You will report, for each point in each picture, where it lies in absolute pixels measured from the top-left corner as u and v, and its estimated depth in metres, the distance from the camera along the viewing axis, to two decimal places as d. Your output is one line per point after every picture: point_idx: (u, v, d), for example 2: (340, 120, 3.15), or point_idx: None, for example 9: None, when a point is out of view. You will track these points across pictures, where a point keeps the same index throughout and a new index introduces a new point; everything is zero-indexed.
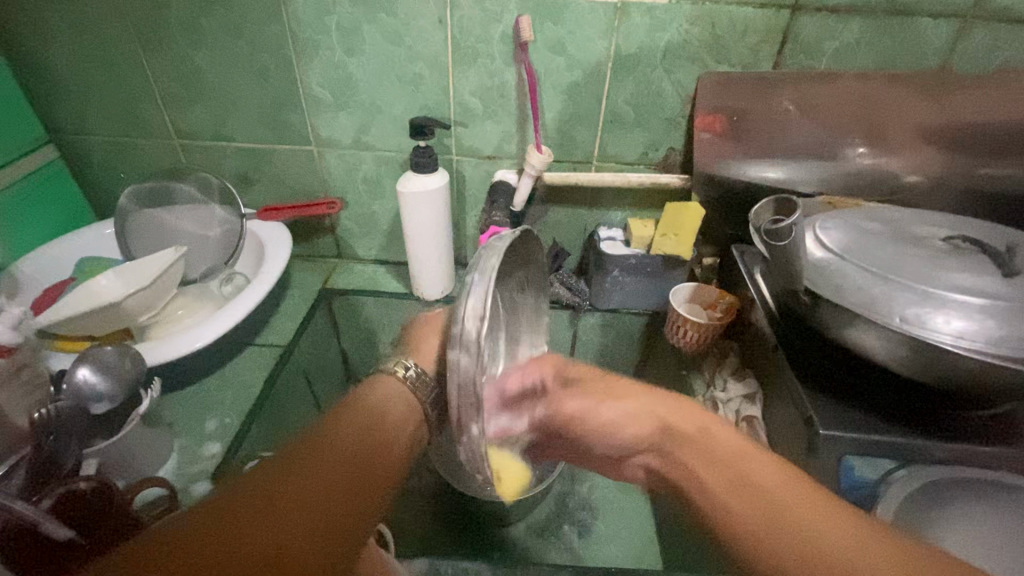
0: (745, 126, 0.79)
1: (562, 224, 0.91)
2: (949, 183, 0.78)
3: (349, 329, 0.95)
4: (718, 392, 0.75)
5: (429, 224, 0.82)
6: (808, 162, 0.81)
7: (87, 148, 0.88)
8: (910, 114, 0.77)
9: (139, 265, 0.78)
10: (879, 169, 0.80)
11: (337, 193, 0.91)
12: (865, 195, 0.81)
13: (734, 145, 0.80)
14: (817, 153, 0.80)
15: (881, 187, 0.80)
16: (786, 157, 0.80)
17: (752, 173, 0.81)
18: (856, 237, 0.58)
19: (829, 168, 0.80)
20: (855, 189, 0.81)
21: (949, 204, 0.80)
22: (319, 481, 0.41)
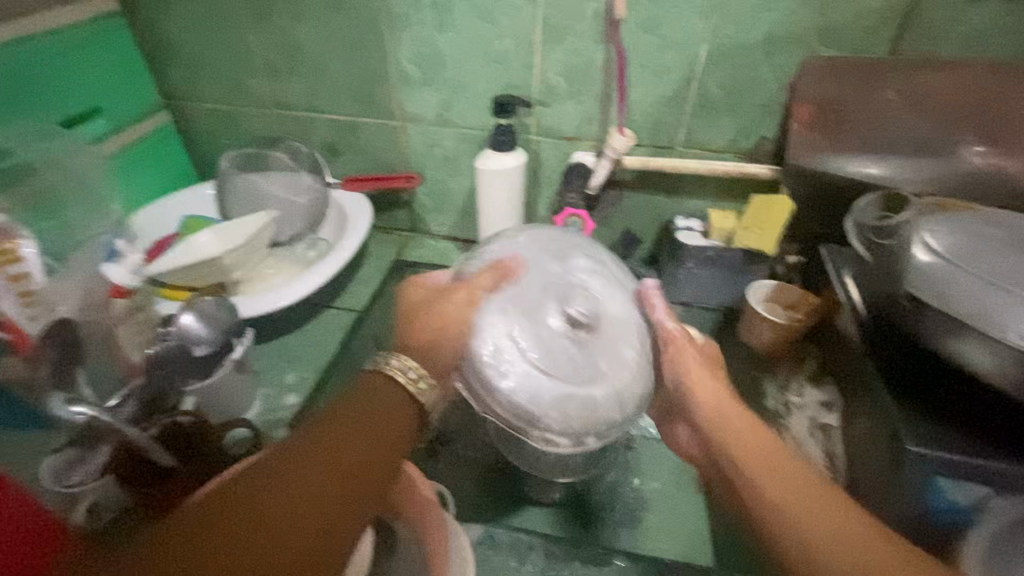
0: (847, 117, 0.72)
1: (636, 211, 0.88)
2: None
3: None
4: (792, 397, 0.72)
5: (503, 201, 0.82)
6: (915, 158, 0.71)
7: (194, 114, 0.95)
8: None
9: (234, 226, 0.84)
10: (1002, 171, 0.69)
11: (416, 168, 0.93)
12: (985, 198, 0.69)
13: (832, 137, 0.73)
14: (926, 150, 0.71)
15: (1005, 190, 0.69)
16: (890, 152, 0.72)
17: (851, 168, 0.73)
18: (973, 238, 0.53)
19: (939, 166, 0.71)
20: (972, 191, 0.70)
21: None
22: (255, 530, 0.39)
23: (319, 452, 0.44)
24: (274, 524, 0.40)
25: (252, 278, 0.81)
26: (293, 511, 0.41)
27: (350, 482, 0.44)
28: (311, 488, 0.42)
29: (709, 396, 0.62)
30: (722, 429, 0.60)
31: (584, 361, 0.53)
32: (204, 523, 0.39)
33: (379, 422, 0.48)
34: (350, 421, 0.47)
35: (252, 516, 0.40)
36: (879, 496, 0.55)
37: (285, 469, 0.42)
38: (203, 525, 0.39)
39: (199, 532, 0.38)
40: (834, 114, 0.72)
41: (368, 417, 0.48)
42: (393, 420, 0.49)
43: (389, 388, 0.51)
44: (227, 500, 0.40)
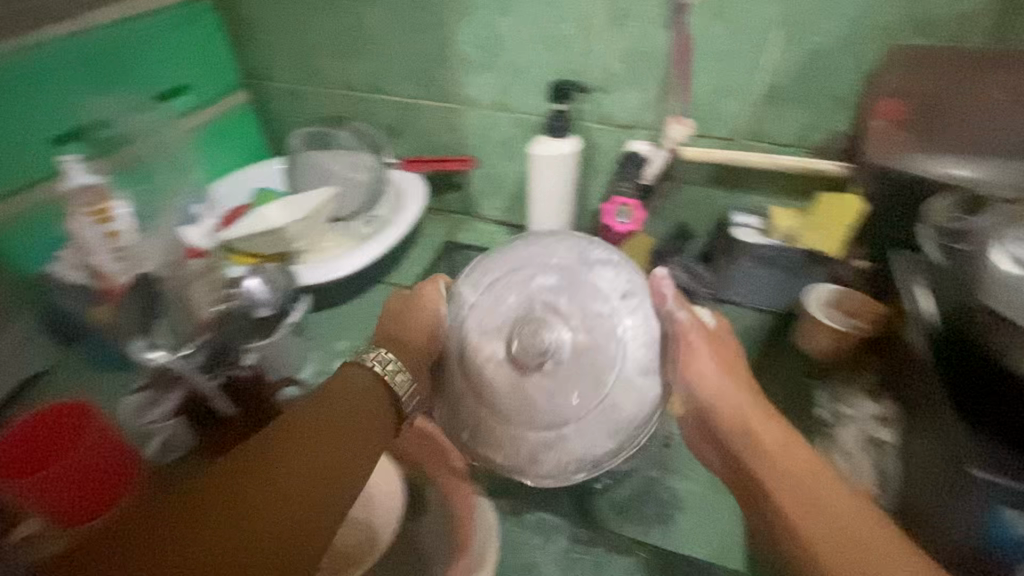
0: (939, 111, 0.67)
1: (693, 205, 0.85)
2: None
3: None
4: (844, 407, 0.68)
5: (555, 187, 0.82)
6: (1010, 161, 0.65)
7: (270, 92, 1.01)
8: None
9: (300, 199, 0.88)
10: None
11: (472, 152, 0.95)
12: None
13: (920, 133, 0.67)
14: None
15: None
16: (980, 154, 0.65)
17: (937, 168, 0.66)
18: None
19: None
20: None
21: None
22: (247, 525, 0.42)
23: (294, 441, 0.48)
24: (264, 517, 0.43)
25: (314, 249, 0.86)
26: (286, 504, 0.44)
27: (338, 476, 0.47)
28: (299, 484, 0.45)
29: (724, 398, 0.64)
30: (756, 449, 0.60)
31: (534, 393, 0.54)
32: (204, 517, 0.42)
33: (353, 415, 0.52)
34: (330, 418, 0.51)
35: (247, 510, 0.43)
36: (933, 518, 0.52)
37: (278, 466, 0.46)
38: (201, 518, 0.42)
39: (191, 524, 0.42)
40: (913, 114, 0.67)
41: (350, 415, 0.52)
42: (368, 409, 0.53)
43: (358, 378, 0.55)
44: (220, 492, 0.44)
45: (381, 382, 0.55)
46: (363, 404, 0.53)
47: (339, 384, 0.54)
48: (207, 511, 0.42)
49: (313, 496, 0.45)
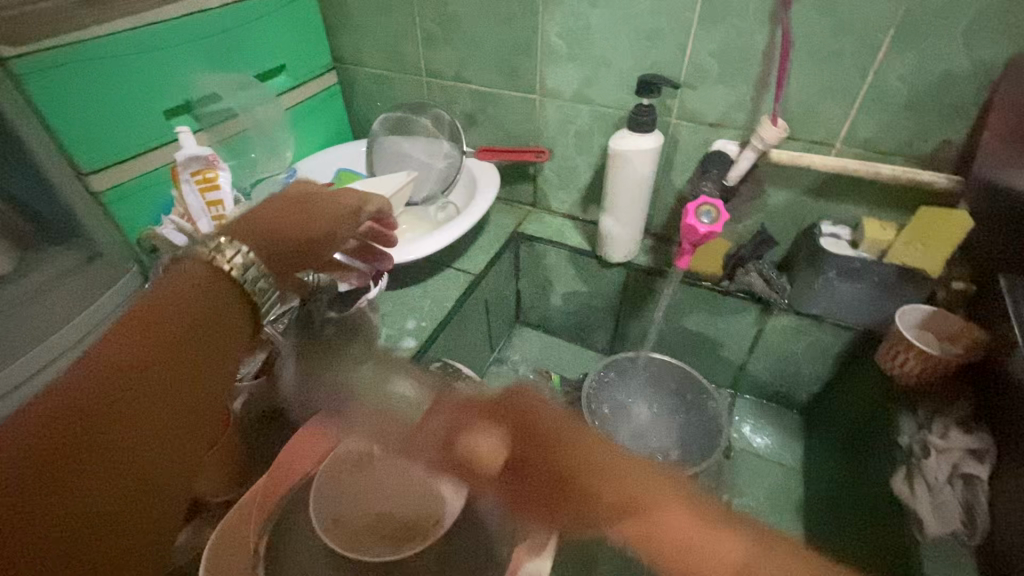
0: None
1: (775, 210, 0.82)
2: None
3: (529, 274, 1.03)
4: (932, 436, 0.61)
5: (632, 184, 0.81)
6: None
7: (358, 76, 1.05)
8: None
9: (380, 181, 0.92)
10: None
11: (547, 144, 0.95)
12: None
13: None
14: None
15: None
16: None
17: None
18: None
19: None
20: None
21: None
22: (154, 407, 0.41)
23: (174, 328, 0.45)
24: (160, 407, 0.41)
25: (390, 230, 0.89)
26: (182, 402, 0.43)
27: (201, 367, 0.45)
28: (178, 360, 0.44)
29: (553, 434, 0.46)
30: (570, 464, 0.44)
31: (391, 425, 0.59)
32: (109, 412, 0.38)
33: (238, 298, 0.51)
34: (216, 313, 0.49)
35: (143, 400, 0.40)
36: None
37: (149, 345, 0.43)
38: (61, 433, 0.35)
39: (95, 422, 0.37)
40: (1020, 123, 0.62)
41: (219, 315, 0.49)
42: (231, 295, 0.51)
43: (197, 273, 0.49)
44: (103, 397, 0.38)
45: (221, 272, 0.50)
46: (199, 300, 0.48)
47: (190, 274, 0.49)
48: (105, 403, 0.38)
49: (198, 370, 0.45)
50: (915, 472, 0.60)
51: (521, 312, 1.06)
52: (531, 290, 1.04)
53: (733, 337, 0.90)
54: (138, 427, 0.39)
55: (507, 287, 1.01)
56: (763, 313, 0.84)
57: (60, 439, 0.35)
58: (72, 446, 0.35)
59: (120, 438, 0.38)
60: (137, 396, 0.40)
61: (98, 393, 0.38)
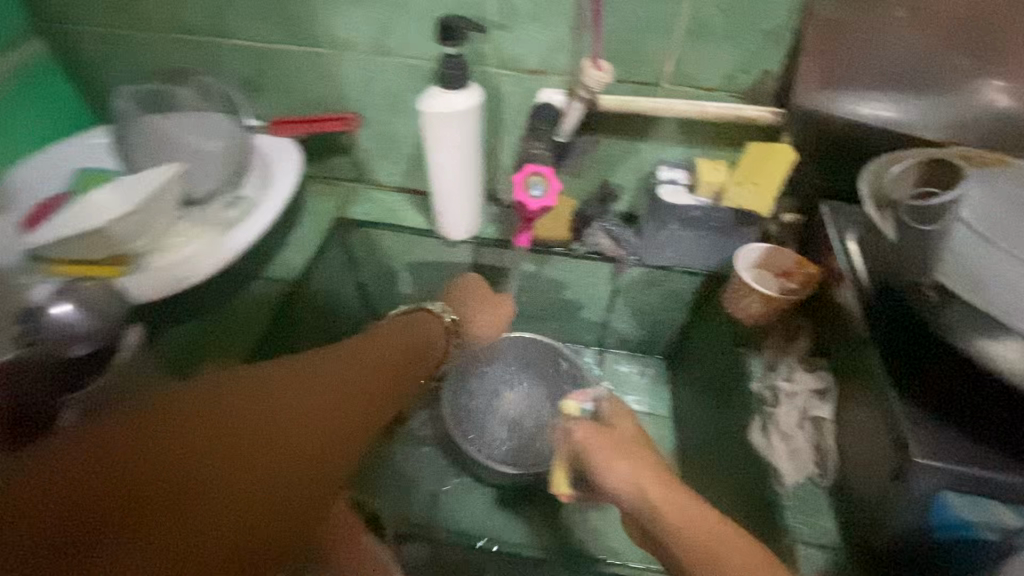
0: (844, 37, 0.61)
1: (614, 161, 0.76)
2: None
3: (365, 264, 0.84)
4: (779, 380, 0.62)
5: (456, 152, 0.69)
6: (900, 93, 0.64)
7: (77, 39, 0.77)
8: None
9: (135, 180, 0.69)
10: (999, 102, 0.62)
11: (354, 108, 0.78)
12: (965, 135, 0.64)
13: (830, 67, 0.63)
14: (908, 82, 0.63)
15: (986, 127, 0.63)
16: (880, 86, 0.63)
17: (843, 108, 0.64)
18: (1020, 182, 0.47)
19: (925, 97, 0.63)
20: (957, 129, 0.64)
21: None
22: (279, 439, 0.39)
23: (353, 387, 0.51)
24: (286, 458, 0.38)
25: (158, 251, 0.68)
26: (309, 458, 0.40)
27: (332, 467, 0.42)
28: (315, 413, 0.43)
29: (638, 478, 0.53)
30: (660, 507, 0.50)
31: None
32: (227, 417, 0.37)
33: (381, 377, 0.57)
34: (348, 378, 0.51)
35: (268, 428, 0.38)
36: (872, 507, 0.49)
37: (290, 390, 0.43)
38: (201, 429, 0.35)
39: (235, 442, 0.36)
40: (827, 47, 0.61)
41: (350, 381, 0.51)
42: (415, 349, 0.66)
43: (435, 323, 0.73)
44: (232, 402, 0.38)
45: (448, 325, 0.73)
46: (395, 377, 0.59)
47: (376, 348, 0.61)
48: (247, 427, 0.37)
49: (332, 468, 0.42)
50: (769, 423, 0.60)
51: None
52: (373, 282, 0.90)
53: (593, 299, 0.85)
54: (257, 458, 0.37)
55: None
56: (617, 272, 0.79)
57: (196, 444, 0.34)
58: (184, 439, 0.34)
59: (241, 451, 0.36)
60: (277, 425, 0.39)
61: (245, 414, 0.38)
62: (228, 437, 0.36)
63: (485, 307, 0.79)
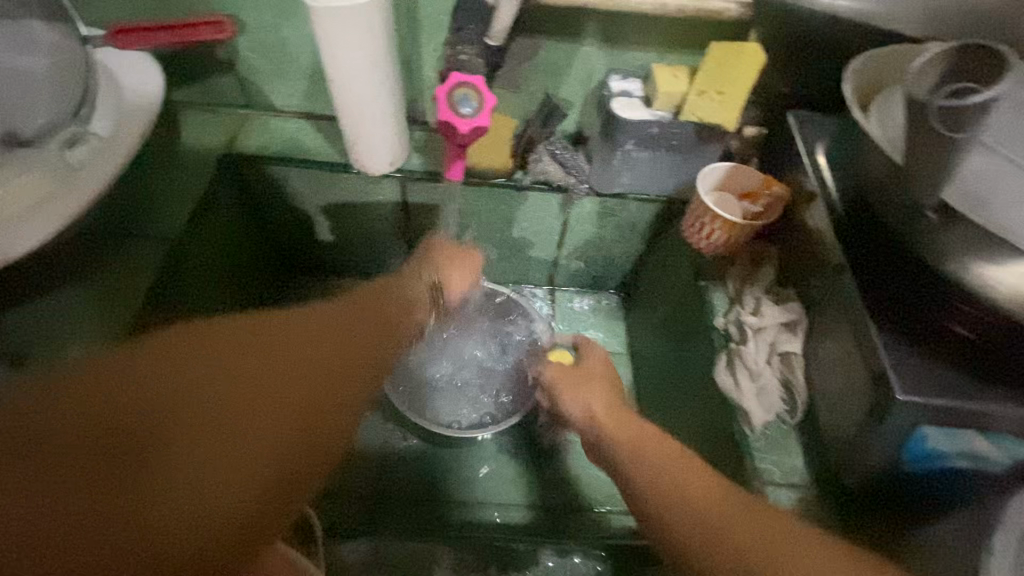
0: None
1: (558, 71, 0.64)
2: None
3: (272, 206, 0.73)
4: (745, 313, 0.57)
5: (363, 64, 0.55)
6: None
7: None
8: None
9: None
10: None
11: (226, 9, 0.61)
12: None
13: None
14: None
15: None
16: None
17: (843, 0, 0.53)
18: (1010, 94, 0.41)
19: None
20: None
21: None
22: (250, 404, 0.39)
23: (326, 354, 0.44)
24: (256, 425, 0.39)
25: None
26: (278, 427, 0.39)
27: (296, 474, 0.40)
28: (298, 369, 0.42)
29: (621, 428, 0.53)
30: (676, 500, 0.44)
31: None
32: (190, 378, 0.38)
33: (394, 315, 0.52)
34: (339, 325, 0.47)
35: (244, 383, 0.39)
36: (845, 443, 0.46)
37: (274, 333, 0.43)
38: (165, 392, 0.37)
39: (196, 405, 0.38)
40: None
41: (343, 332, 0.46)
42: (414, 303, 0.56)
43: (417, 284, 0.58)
44: (206, 351, 0.40)
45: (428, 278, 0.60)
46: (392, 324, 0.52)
47: (377, 287, 0.54)
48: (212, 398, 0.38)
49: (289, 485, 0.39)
50: (736, 360, 0.55)
51: (281, 257, 0.80)
52: (284, 228, 0.77)
53: (541, 233, 0.75)
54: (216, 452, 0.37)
55: (242, 235, 0.72)
56: (567, 203, 0.70)
57: (158, 407, 0.37)
58: (144, 400, 0.37)
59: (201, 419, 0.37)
60: (251, 385, 0.40)
61: (217, 373, 0.39)
62: (197, 403, 0.38)
63: (456, 264, 0.62)
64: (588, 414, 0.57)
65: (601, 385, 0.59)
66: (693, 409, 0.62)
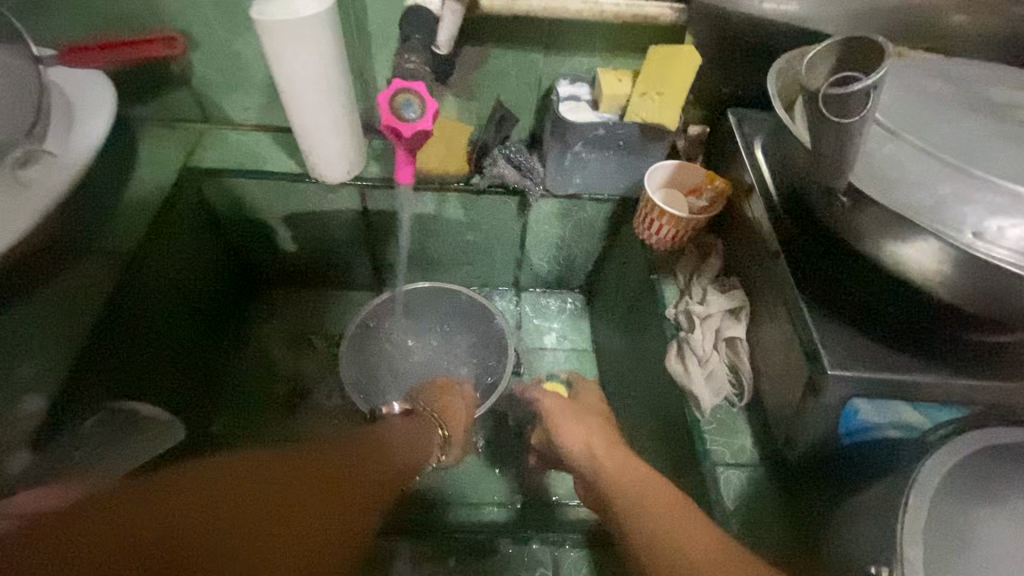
0: None
1: (507, 78, 0.67)
2: (1001, 25, 0.59)
3: (234, 220, 0.74)
4: (693, 303, 0.59)
5: (313, 74, 0.56)
6: None
7: None
8: None
9: None
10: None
11: (177, 25, 0.62)
12: (894, 37, 0.60)
13: None
14: None
15: (914, 27, 0.60)
16: None
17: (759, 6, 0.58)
18: (912, 94, 0.45)
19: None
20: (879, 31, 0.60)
21: (988, 58, 0.62)
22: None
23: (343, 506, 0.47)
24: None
25: None
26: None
27: None
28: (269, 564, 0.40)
29: (604, 459, 0.52)
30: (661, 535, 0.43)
31: None
32: (206, 511, 0.40)
33: (403, 471, 0.54)
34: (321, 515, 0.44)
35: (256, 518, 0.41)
36: (790, 419, 0.48)
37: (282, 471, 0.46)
38: (191, 523, 0.38)
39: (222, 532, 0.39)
40: None
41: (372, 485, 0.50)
42: (421, 458, 0.57)
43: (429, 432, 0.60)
44: (238, 502, 0.41)
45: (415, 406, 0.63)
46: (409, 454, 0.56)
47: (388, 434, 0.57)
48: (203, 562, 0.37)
49: None
50: (686, 349, 0.57)
51: (247, 270, 0.81)
52: (247, 240, 0.77)
53: (503, 236, 0.77)
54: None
55: (205, 248, 0.73)
56: (524, 206, 0.72)
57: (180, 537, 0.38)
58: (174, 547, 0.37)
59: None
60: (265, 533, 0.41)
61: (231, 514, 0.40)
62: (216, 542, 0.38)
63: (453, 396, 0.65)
64: (589, 455, 0.53)
65: (599, 424, 0.56)
66: (652, 400, 0.64)
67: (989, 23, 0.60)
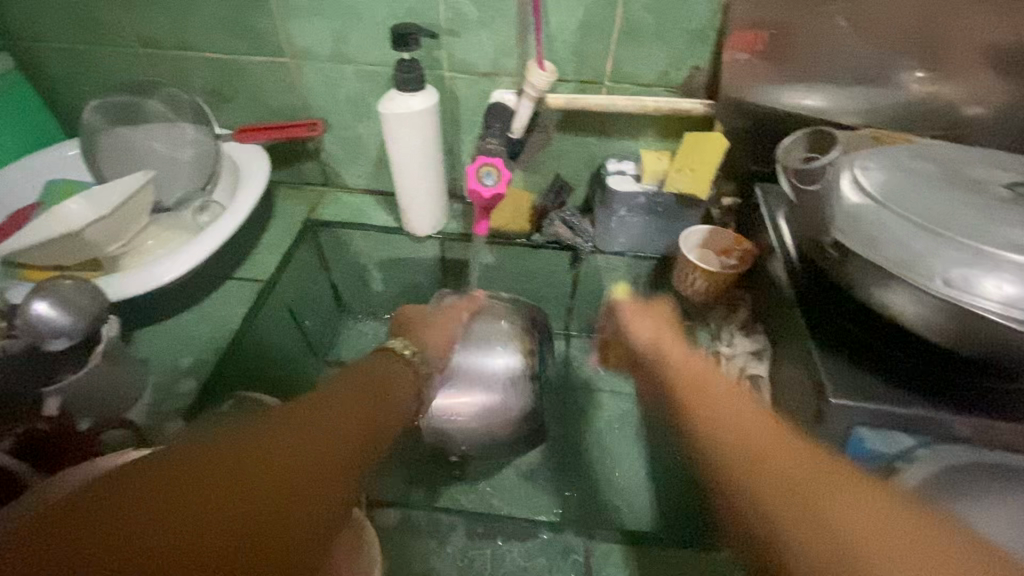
0: (794, 46, 0.68)
1: (567, 155, 0.82)
2: (1011, 119, 0.67)
3: (338, 263, 0.91)
4: (723, 346, 0.70)
5: (416, 151, 0.73)
6: (854, 87, 0.69)
7: (45, 58, 0.80)
8: (965, 24, 0.64)
9: (107, 187, 0.71)
10: (929, 98, 0.68)
11: (318, 115, 0.82)
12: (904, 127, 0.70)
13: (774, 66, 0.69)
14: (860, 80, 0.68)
15: (924, 119, 0.69)
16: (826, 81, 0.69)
17: (783, 99, 0.71)
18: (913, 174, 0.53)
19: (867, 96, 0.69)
20: (891, 123, 0.70)
21: (1004, 146, 0.69)
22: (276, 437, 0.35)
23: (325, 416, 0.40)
24: (279, 460, 0.34)
25: (132, 253, 0.71)
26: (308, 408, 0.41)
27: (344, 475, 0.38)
28: (342, 417, 0.42)
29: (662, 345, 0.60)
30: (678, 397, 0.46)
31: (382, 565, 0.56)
32: (288, 456, 0.35)
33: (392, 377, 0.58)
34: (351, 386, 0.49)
35: (300, 439, 0.36)
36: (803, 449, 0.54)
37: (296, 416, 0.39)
38: (269, 484, 0.32)
39: (307, 438, 0.37)
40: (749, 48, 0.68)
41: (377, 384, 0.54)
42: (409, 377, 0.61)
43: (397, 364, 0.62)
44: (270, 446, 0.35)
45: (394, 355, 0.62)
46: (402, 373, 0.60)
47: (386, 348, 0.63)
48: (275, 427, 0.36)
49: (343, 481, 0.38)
50: None
51: (343, 306, 0.98)
52: (345, 281, 0.94)
53: (557, 285, 0.89)
54: (314, 470, 0.35)
55: (314, 284, 0.90)
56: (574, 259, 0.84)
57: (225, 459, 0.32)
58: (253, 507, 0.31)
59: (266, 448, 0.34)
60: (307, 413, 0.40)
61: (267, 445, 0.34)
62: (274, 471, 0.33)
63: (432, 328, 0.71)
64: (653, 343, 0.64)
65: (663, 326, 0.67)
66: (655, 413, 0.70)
67: (999, 117, 0.68)
